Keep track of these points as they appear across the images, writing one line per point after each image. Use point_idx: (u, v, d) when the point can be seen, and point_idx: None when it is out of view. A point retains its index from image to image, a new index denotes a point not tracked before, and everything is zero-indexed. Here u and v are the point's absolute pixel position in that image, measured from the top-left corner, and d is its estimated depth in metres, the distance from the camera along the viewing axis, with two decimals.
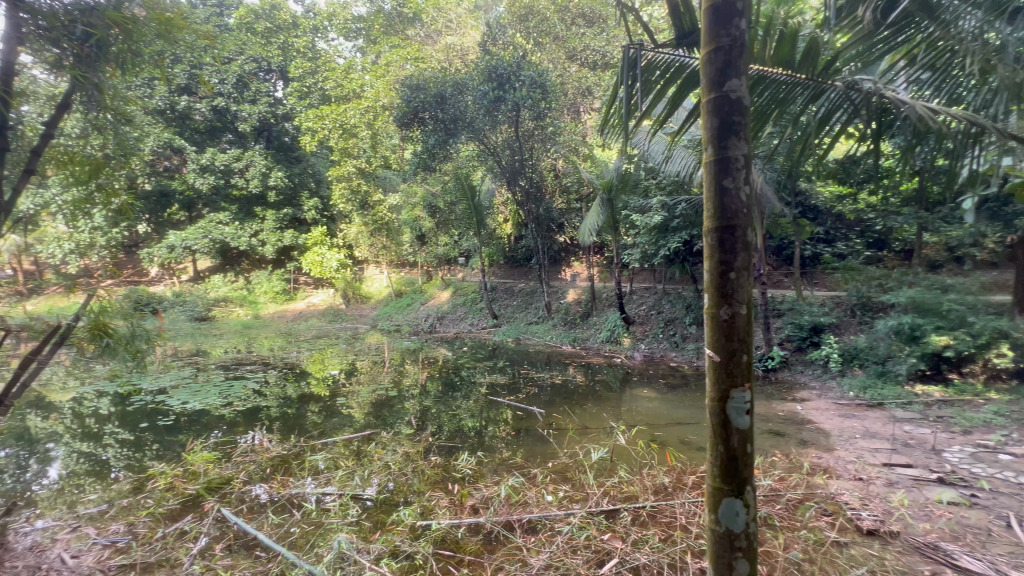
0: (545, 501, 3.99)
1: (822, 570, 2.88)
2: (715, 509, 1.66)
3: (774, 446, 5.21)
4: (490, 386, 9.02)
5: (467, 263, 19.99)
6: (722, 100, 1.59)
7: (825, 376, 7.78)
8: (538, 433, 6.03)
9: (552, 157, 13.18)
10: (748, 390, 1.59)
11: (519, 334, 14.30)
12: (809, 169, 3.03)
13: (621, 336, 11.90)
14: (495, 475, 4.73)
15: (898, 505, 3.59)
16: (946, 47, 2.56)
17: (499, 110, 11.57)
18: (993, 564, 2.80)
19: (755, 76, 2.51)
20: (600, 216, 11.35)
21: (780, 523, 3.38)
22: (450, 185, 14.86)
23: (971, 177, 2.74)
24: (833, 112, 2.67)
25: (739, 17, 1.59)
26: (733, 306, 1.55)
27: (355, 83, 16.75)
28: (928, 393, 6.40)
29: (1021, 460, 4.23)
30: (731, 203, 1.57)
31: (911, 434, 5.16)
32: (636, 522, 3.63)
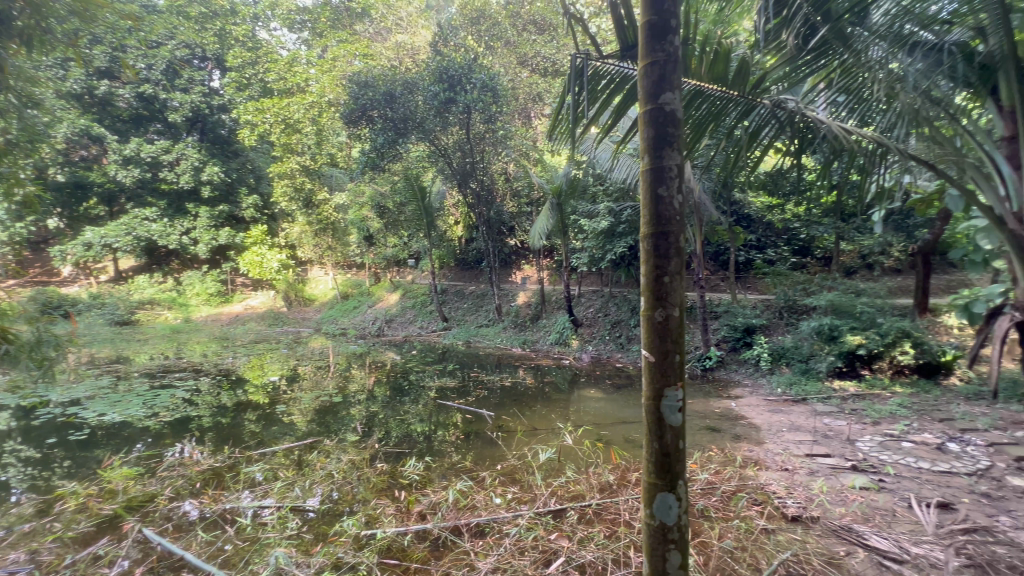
0: (494, 503, 3.99)
1: (752, 556, 3.07)
2: (650, 503, 1.72)
3: (711, 441, 5.50)
4: (439, 389, 8.91)
5: (417, 265, 19.65)
6: (657, 112, 1.67)
7: (756, 374, 8.29)
8: (487, 436, 6.01)
9: (503, 160, 13.24)
10: (680, 388, 1.67)
11: (469, 337, 14.24)
12: (742, 180, 3.24)
13: (570, 338, 12.16)
14: (443, 480, 4.67)
15: (818, 492, 3.89)
16: (859, 73, 2.74)
17: (450, 112, 11.50)
18: (897, 542, 3.10)
19: (692, 90, 2.67)
20: (550, 220, 11.52)
21: (715, 514, 3.57)
22: (400, 185, 14.58)
23: (879, 191, 3.03)
24: (762, 127, 2.88)
25: (673, 34, 1.67)
26: (666, 309, 1.63)
27: (299, 76, 16.11)
28: (845, 388, 6.99)
29: (919, 447, 4.72)
30: (666, 210, 1.64)
31: (829, 426, 5.62)
32: (582, 520, 3.70)
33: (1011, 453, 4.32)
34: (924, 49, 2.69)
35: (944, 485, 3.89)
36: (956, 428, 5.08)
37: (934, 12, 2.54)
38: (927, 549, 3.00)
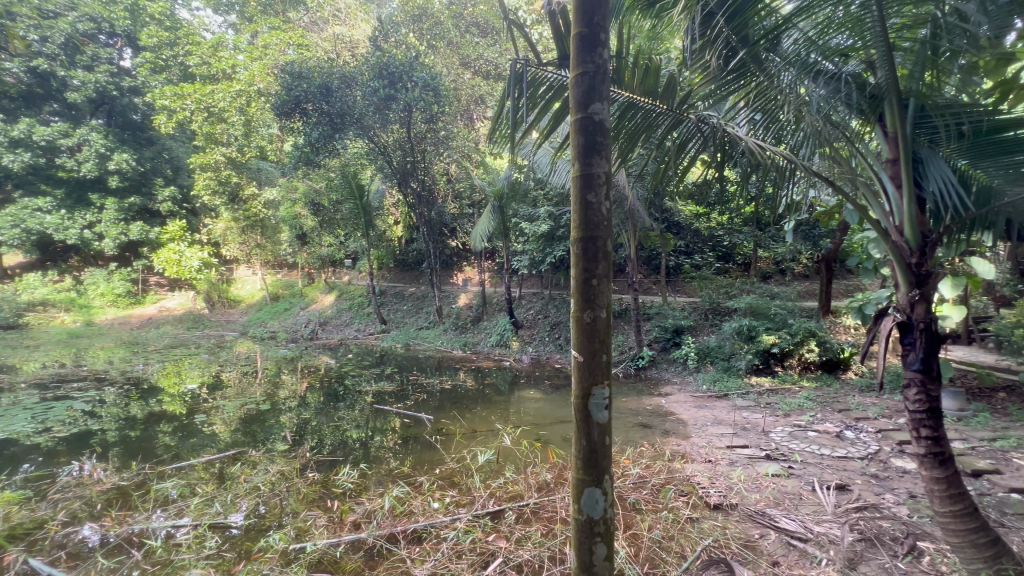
0: (431, 508, 3.93)
1: (678, 545, 3.23)
2: (578, 499, 1.79)
3: (642, 436, 5.77)
4: (376, 394, 8.64)
5: (354, 265, 19.01)
6: (586, 121, 1.74)
7: (684, 372, 8.77)
8: (426, 440, 5.93)
9: (444, 161, 13.17)
10: (607, 387, 1.74)
11: (408, 339, 13.95)
12: (671, 188, 3.43)
13: (510, 340, 12.27)
14: (379, 487, 4.53)
15: (736, 481, 4.18)
16: (773, 95, 2.96)
17: (390, 109, 11.25)
18: (803, 522, 3.41)
19: (623, 102, 2.85)
20: (491, 222, 11.59)
21: (645, 507, 3.75)
22: (336, 182, 14.02)
23: (789, 203, 3.27)
24: (688, 140, 3.07)
25: (602, 48, 1.75)
26: (594, 310, 1.69)
27: (225, 62, 15.13)
28: (761, 383, 7.59)
29: (822, 435, 5.23)
30: (595, 215, 1.71)
31: (747, 420, 6.07)
32: (520, 520, 3.73)
33: (894, 438, 4.90)
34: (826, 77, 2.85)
35: (842, 469, 4.33)
36: (852, 417, 5.69)
37: (836, 43, 2.71)
38: (828, 527, 3.32)
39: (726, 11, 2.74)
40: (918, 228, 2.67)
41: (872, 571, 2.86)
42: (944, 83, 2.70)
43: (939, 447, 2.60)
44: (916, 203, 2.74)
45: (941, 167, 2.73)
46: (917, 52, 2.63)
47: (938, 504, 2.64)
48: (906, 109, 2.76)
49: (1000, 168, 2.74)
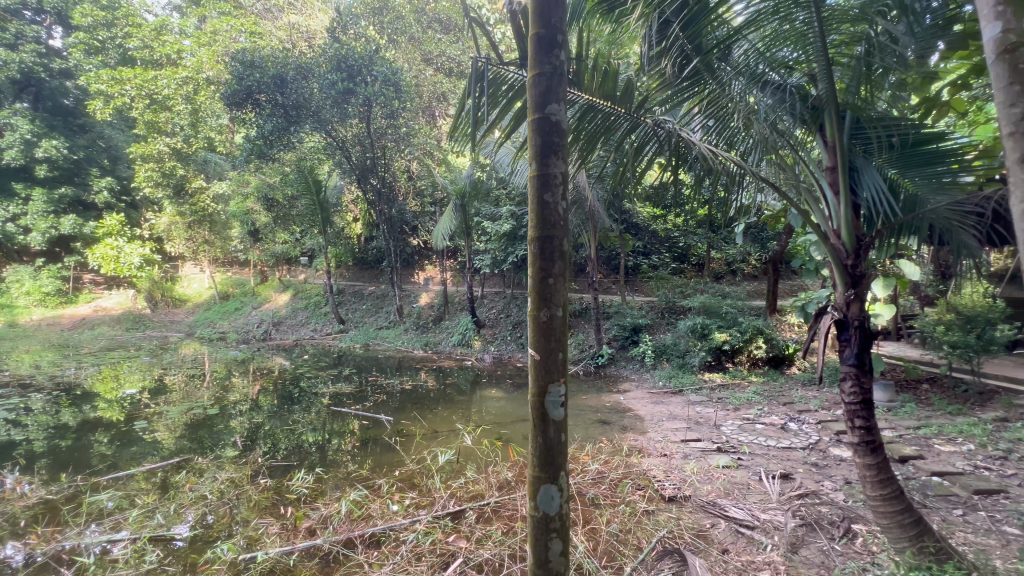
0: (390, 511, 3.85)
1: (634, 537, 3.32)
2: (534, 496, 1.80)
3: (601, 433, 5.89)
4: (334, 396, 8.39)
5: (310, 263, 18.45)
6: (544, 121, 1.75)
7: (642, 369, 9.02)
8: (385, 441, 5.81)
9: (406, 158, 13.00)
10: (563, 384, 1.76)
11: (368, 339, 13.64)
12: (630, 190, 3.49)
13: (472, 339, 12.21)
14: (336, 491, 4.41)
15: (690, 473, 4.34)
16: (724, 103, 3.07)
17: (348, 103, 11.00)
18: (751, 511, 3.59)
19: (583, 104, 2.88)
20: (453, 221, 11.52)
21: (604, 501, 3.83)
22: (291, 177, 13.51)
23: (740, 206, 3.40)
24: (645, 143, 3.13)
25: (559, 49, 1.77)
26: (551, 309, 1.71)
27: (170, 47, 14.31)
28: (713, 378, 7.91)
29: (769, 427, 5.52)
30: (551, 215, 1.72)
31: (701, 414, 6.31)
32: (480, 519, 3.72)
33: (832, 429, 5.23)
34: (773, 87, 2.99)
35: (785, 458, 4.58)
36: (795, 410, 6.03)
37: (783, 56, 2.85)
38: (773, 514, 3.51)
39: (681, 20, 2.86)
40: (853, 232, 2.87)
41: (812, 553, 3.04)
42: (876, 97, 2.89)
43: (870, 435, 2.80)
44: (852, 208, 2.93)
45: (873, 175, 2.94)
46: (853, 68, 2.81)
47: (869, 488, 2.83)
48: (844, 120, 2.95)
49: (925, 177, 2.97)
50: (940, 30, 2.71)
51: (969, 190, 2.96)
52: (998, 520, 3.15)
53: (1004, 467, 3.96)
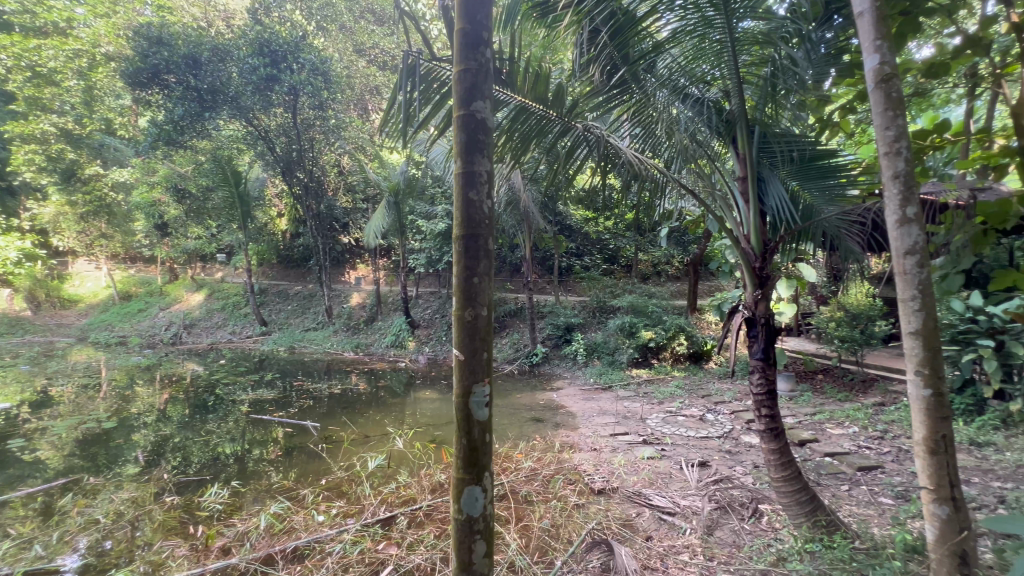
0: (315, 522, 3.66)
1: (565, 531, 3.40)
2: (458, 498, 1.77)
3: (534, 430, 5.98)
4: (254, 402, 7.83)
5: (228, 261, 17.13)
6: (468, 118, 1.74)
7: (574, 367, 9.27)
8: (311, 449, 5.50)
9: (336, 151, 12.53)
10: (488, 384, 1.75)
11: (293, 342, 12.85)
12: (562, 192, 3.54)
13: (406, 340, 11.90)
14: (256, 505, 4.12)
15: (618, 465, 4.53)
16: (649, 112, 3.21)
17: (272, 90, 10.37)
18: (672, 498, 3.81)
19: (516, 106, 2.90)
20: (386, 218, 11.26)
21: (536, 498, 3.89)
22: (206, 166, 12.41)
23: (664, 210, 3.55)
24: (577, 147, 3.19)
25: (484, 46, 1.76)
26: (475, 308, 1.70)
27: (59, 14, 12.70)
28: (639, 374, 8.31)
29: (689, 419, 5.89)
30: (475, 213, 1.72)
31: (629, 409, 6.60)
32: (412, 524, 3.64)
33: (744, 418, 5.69)
34: (694, 101, 3.18)
35: (703, 447, 4.91)
36: (712, 401, 6.50)
37: (701, 72, 3.06)
38: (691, 500, 3.76)
39: (610, 29, 2.94)
40: (761, 237, 3.13)
41: (724, 534, 3.29)
42: (780, 115, 3.15)
43: (773, 422, 3.07)
44: (760, 216, 3.20)
45: (778, 186, 3.21)
46: (761, 87, 3.05)
47: (772, 470, 3.11)
48: (753, 135, 3.20)
49: (820, 190, 3.30)
50: (832, 59, 3.03)
51: (855, 203, 3.34)
52: (876, 492, 3.59)
53: (881, 446, 4.52)
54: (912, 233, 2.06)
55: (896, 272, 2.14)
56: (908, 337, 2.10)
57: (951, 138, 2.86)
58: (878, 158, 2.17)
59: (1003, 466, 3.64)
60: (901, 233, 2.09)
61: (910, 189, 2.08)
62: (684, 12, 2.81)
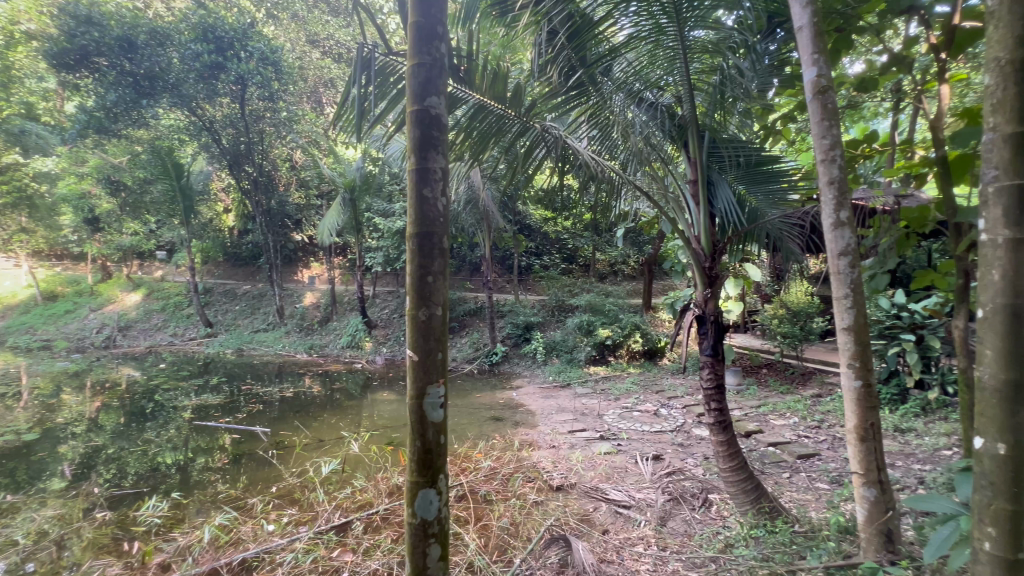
0: (264, 532, 3.50)
1: (524, 529, 3.42)
2: (412, 502, 1.74)
3: (494, 429, 5.99)
4: (198, 408, 7.40)
5: (170, 259, 16.15)
6: (422, 114, 1.70)
7: (533, 365, 9.34)
8: (260, 456, 5.26)
9: (288, 144, 12.06)
10: (442, 385, 1.73)
11: (241, 344, 12.24)
12: (521, 192, 3.54)
13: (363, 340, 11.60)
14: (199, 517, 3.90)
15: (576, 461, 4.61)
16: (606, 115, 3.28)
17: (217, 79, 9.82)
18: (628, 492, 3.92)
19: (475, 104, 2.85)
20: (341, 215, 10.94)
21: (495, 497, 3.89)
22: (143, 158, 11.60)
23: (620, 211, 3.63)
24: (535, 148, 3.20)
25: (439, 41, 1.74)
26: (430, 308, 1.68)
27: None
28: (597, 371, 8.48)
29: (644, 414, 6.07)
30: (430, 211, 1.69)
31: (586, 405, 6.73)
32: (368, 529, 3.55)
33: (695, 412, 5.92)
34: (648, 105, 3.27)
35: (657, 441, 5.07)
36: (666, 396, 6.73)
37: (655, 78, 3.15)
38: (645, 493, 3.88)
39: (567, 30, 2.97)
40: (710, 238, 3.28)
41: (677, 524, 3.41)
42: (727, 121, 3.29)
43: (721, 415, 3.22)
44: (709, 218, 3.34)
45: (726, 190, 3.36)
46: (711, 94, 3.17)
47: (720, 461, 3.26)
48: (704, 140, 3.34)
49: (764, 194, 3.47)
50: (775, 70, 3.20)
51: (795, 207, 3.54)
52: (813, 478, 3.83)
53: (817, 434, 4.83)
54: (845, 236, 2.21)
55: (831, 271, 2.29)
56: (841, 332, 2.25)
57: (878, 148, 3.08)
58: (815, 165, 2.32)
59: (923, 450, 3.98)
60: (835, 235, 2.24)
61: (843, 194, 2.23)
62: (638, 19, 2.88)
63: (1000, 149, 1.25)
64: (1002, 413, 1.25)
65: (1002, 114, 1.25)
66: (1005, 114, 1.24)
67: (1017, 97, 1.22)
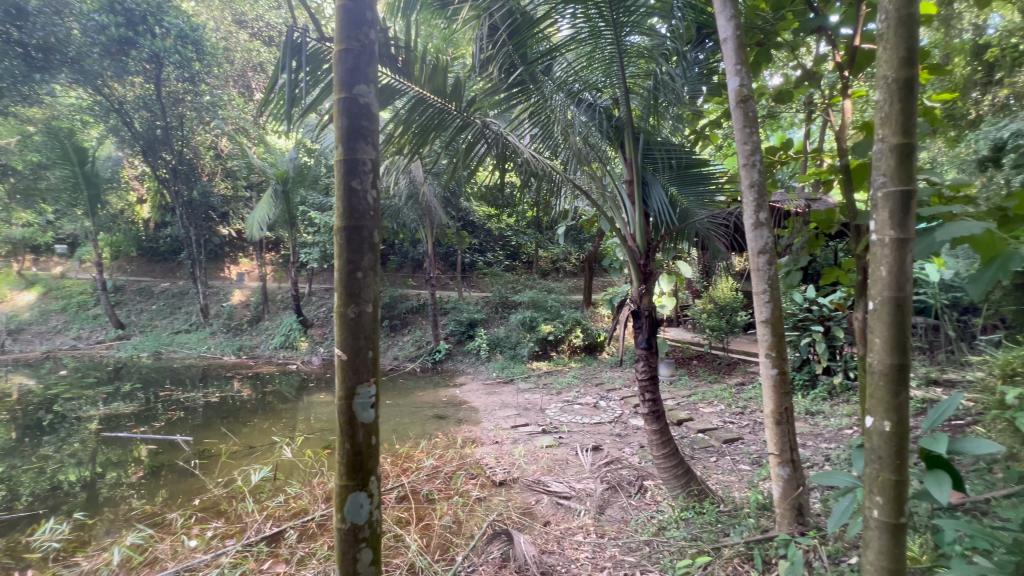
0: (185, 549, 3.24)
1: (467, 526, 3.41)
2: (341, 507, 1.67)
3: (437, 427, 5.93)
4: (107, 418, 6.73)
5: (73, 253, 14.55)
6: (350, 102, 1.64)
7: (477, 362, 9.33)
8: (181, 467, 4.87)
9: (212, 131, 11.25)
10: (373, 385, 1.68)
11: (158, 346, 11.24)
12: (463, 188, 3.51)
13: (298, 340, 11.05)
14: (108, 537, 3.54)
15: (518, 456, 4.66)
16: (547, 114, 3.33)
17: (127, 56, 8.93)
18: (568, 483, 4.02)
19: (414, 96, 2.75)
20: (273, 208, 10.35)
21: (438, 496, 3.85)
22: (37, 140, 10.36)
23: (561, 209, 3.69)
24: (475, 144, 3.18)
25: (368, 28, 1.67)
26: (359, 305, 1.63)
27: None
28: (539, 366, 8.62)
29: (584, 406, 6.25)
30: (359, 204, 1.63)
31: (529, 400, 6.83)
32: (303, 537, 3.39)
33: (631, 403, 6.18)
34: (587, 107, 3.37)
35: (596, 433, 5.23)
36: (605, 389, 6.97)
37: (594, 80, 3.24)
38: (585, 483, 3.99)
39: (508, 27, 2.97)
40: (645, 236, 3.42)
41: (614, 511, 3.55)
42: (660, 126, 3.44)
43: (654, 405, 3.38)
44: (644, 217, 3.49)
45: (659, 190, 3.52)
46: (645, 98, 3.29)
47: (654, 449, 3.42)
48: (638, 142, 3.48)
49: (694, 195, 3.70)
50: (704, 78, 3.37)
51: (722, 208, 3.78)
52: (736, 461, 4.12)
53: (740, 420, 5.20)
54: (763, 235, 2.39)
55: (751, 268, 2.46)
56: (760, 325, 2.42)
57: (793, 155, 3.34)
58: (738, 168, 2.48)
59: (829, 429, 4.39)
60: (755, 235, 2.41)
61: (762, 197, 2.40)
62: (576, 21, 2.94)
63: (887, 158, 1.40)
64: (888, 394, 1.40)
65: (889, 127, 1.39)
66: (891, 127, 1.38)
67: (902, 113, 1.37)
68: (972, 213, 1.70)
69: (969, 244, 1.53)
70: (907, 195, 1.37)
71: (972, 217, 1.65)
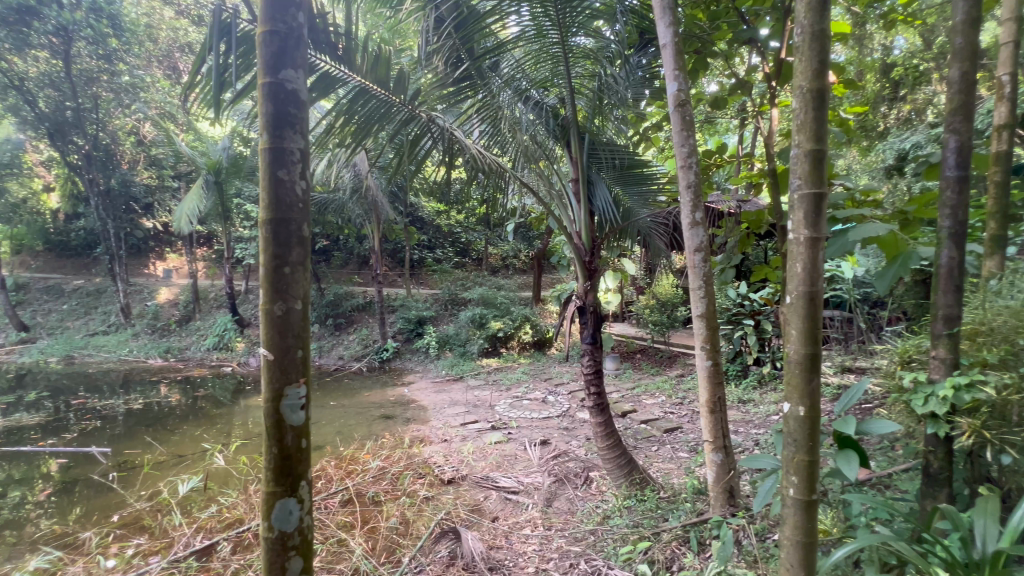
0: (101, 569, 2.97)
1: (414, 527, 3.36)
2: (268, 514, 1.59)
3: (384, 428, 5.79)
4: (7, 431, 6.04)
5: None
6: (276, 87, 1.55)
7: (425, 360, 9.18)
8: (96, 481, 4.45)
9: (132, 115, 10.34)
10: (303, 385, 1.61)
11: (70, 349, 10.21)
12: (408, 183, 3.43)
13: (233, 341, 10.41)
14: (7, 564, 3.19)
15: (467, 454, 4.64)
16: (494, 110, 3.32)
17: (30, 27, 8.34)
18: (517, 478, 4.05)
19: (355, 87, 2.64)
20: (203, 200, 9.68)
21: (384, 497, 3.76)
22: None
23: (508, 206, 3.68)
24: (420, 138, 3.11)
25: (296, 10, 1.58)
26: (287, 302, 1.55)
27: None
28: (489, 363, 8.62)
29: (533, 402, 6.32)
30: (286, 195, 1.55)
31: (478, 397, 6.82)
32: (237, 549, 3.20)
33: (579, 397, 6.32)
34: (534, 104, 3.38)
35: (544, 427, 5.31)
36: (553, 384, 7.08)
37: (541, 78, 3.26)
38: (533, 477, 4.05)
39: (454, 20, 2.93)
40: (590, 234, 3.50)
41: (561, 503, 3.61)
42: (604, 126, 3.53)
43: (599, 398, 3.47)
44: (589, 215, 3.56)
45: (603, 190, 3.60)
46: (590, 98, 3.36)
47: (599, 440, 3.51)
48: (584, 142, 3.55)
49: (637, 195, 3.84)
50: (647, 82, 3.48)
51: (662, 207, 3.93)
52: (676, 449, 4.32)
53: (680, 410, 5.45)
54: (698, 234, 2.51)
55: (688, 265, 2.58)
56: (696, 318, 2.55)
57: (727, 159, 3.52)
58: (676, 169, 2.58)
59: (759, 416, 4.70)
60: (691, 233, 2.53)
61: (697, 197, 2.52)
62: (523, 20, 2.95)
63: (802, 162, 1.50)
64: (803, 381, 1.51)
65: (804, 134, 1.49)
66: (805, 133, 1.49)
67: (814, 120, 1.47)
68: (878, 215, 1.86)
69: (876, 243, 1.68)
70: (819, 196, 1.48)
71: (878, 220, 1.81)
